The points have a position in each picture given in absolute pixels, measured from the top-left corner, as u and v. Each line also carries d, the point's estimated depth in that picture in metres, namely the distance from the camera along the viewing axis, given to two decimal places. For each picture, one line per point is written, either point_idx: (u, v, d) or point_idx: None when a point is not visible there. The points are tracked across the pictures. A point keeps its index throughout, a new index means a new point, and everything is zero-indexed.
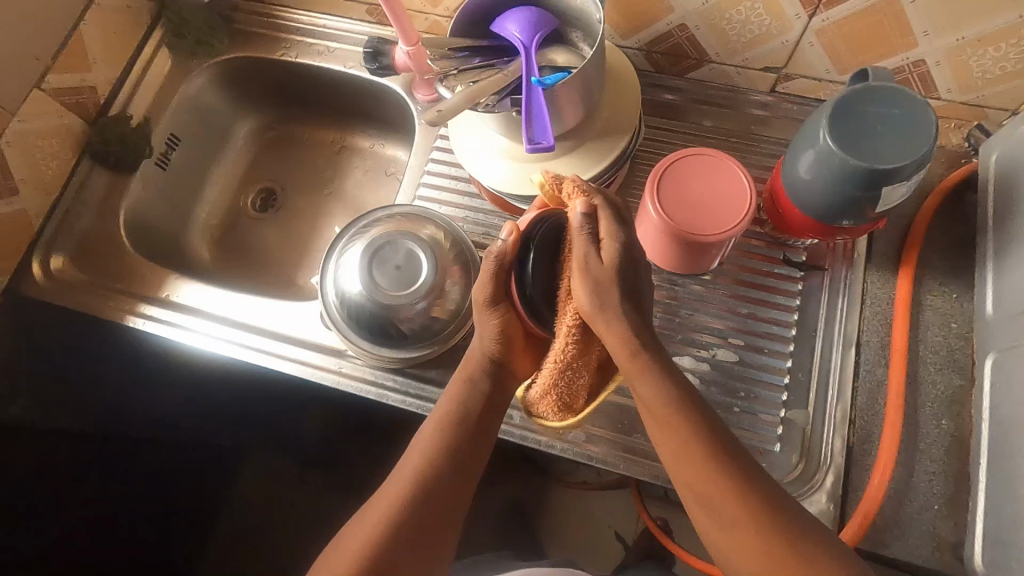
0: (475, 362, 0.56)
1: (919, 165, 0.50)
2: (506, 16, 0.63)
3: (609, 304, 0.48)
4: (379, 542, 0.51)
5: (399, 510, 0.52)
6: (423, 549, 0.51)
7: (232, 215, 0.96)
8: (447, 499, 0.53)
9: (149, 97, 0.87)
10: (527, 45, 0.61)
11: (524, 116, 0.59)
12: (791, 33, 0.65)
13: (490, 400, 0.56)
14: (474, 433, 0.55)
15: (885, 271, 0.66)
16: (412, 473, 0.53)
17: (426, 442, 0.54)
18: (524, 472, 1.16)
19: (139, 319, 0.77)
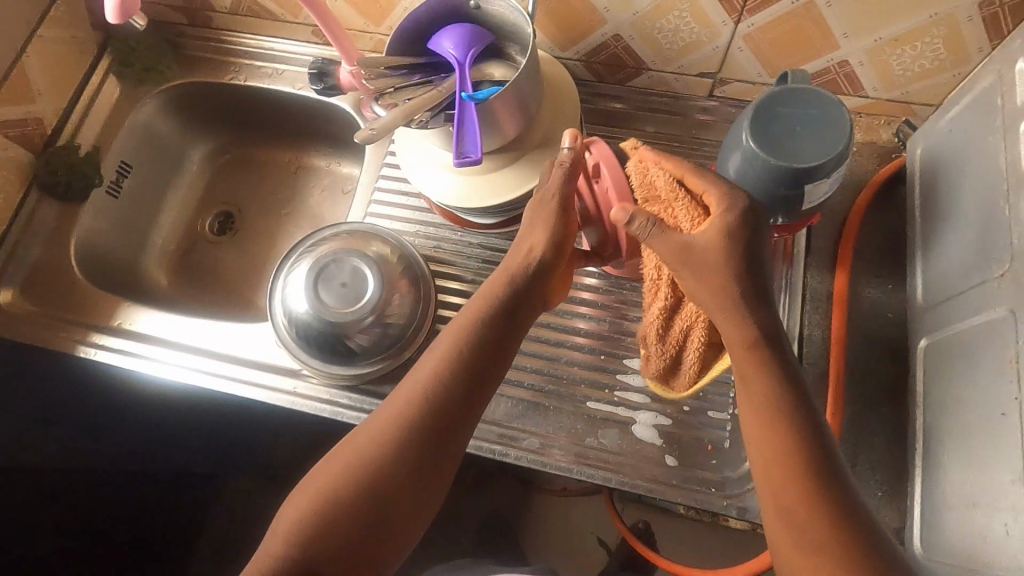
0: (502, 281, 0.55)
1: (836, 162, 0.52)
2: (441, 33, 0.64)
3: (723, 291, 0.49)
4: (380, 465, 0.49)
5: (405, 431, 0.50)
6: (422, 480, 0.50)
7: (190, 239, 0.96)
8: (454, 424, 0.51)
9: (98, 126, 0.87)
10: (461, 61, 0.62)
11: (456, 130, 0.59)
12: (720, 39, 0.67)
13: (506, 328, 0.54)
14: (493, 356, 0.53)
15: (824, 266, 0.68)
16: (413, 403, 0.51)
17: (433, 370, 0.52)
18: (502, 481, 1.16)
19: (91, 349, 0.76)
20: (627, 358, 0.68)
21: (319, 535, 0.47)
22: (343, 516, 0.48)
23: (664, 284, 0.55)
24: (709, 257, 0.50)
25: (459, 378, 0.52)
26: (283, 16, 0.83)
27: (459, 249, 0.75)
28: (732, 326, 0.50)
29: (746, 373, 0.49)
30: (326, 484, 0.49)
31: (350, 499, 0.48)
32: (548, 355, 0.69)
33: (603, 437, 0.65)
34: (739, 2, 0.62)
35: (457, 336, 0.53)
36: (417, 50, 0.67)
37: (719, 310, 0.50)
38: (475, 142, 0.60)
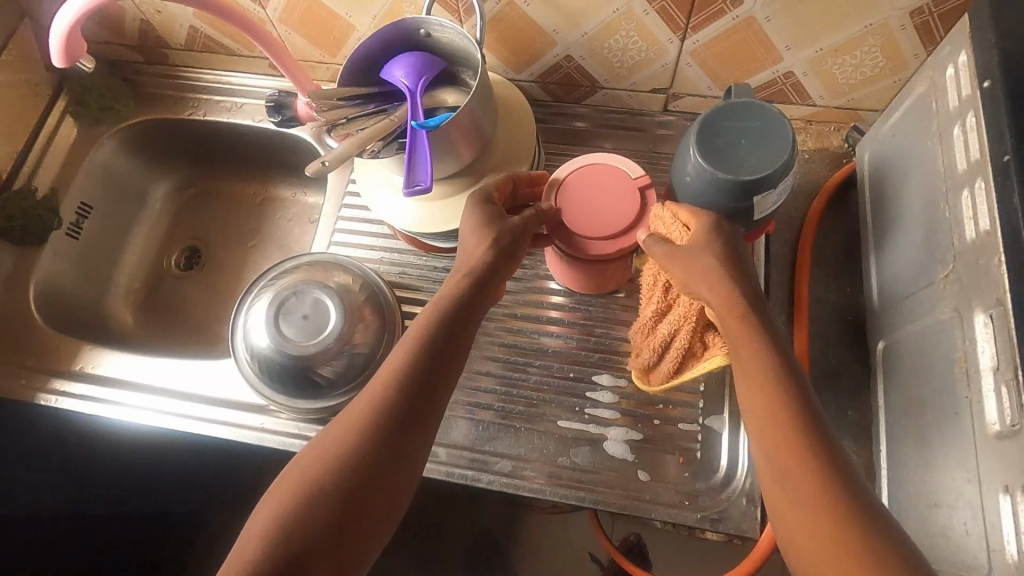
0: (451, 289, 0.55)
1: (783, 172, 0.53)
2: (393, 62, 0.65)
3: (707, 281, 0.51)
4: (349, 459, 0.49)
5: (376, 418, 0.50)
6: (394, 466, 0.50)
7: (155, 276, 0.95)
8: (415, 420, 0.51)
9: (55, 168, 0.86)
10: (413, 90, 0.62)
11: (408, 158, 0.60)
12: (668, 56, 0.68)
13: (458, 332, 0.54)
14: (456, 341, 0.54)
15: (784, 273, 0.69)
16: (365, 412, 0.51)
17: (386, 378, 0.52)
18: (490, 503, 1.15)
19: (54, 396, 0.74)
20: (597, 375, 0.68)
21: (295, 529, 0.46)
22: (318, 509, 0.47)
23: (658, 289, 0.59)
24: (691, 249, 0.53)
25: (425, 362, 0.52)
26: (239, 51, 0.83)
27: (424, 274, 0.75)
28: (717, 297, 0.51)
29: (736, 337, 0.49)
30: (298, 479, 0.49)
31: (324, 490, 0.48)
32: (517, 376, 0.68)
33: (575, 456, 0.64)
34: (683, 20, 0.63)
35: (421, 324, 0.54)
36: (370, 80, 0.68)
37: (706, 288, 0.51)
38: (426, 170, 0.61)
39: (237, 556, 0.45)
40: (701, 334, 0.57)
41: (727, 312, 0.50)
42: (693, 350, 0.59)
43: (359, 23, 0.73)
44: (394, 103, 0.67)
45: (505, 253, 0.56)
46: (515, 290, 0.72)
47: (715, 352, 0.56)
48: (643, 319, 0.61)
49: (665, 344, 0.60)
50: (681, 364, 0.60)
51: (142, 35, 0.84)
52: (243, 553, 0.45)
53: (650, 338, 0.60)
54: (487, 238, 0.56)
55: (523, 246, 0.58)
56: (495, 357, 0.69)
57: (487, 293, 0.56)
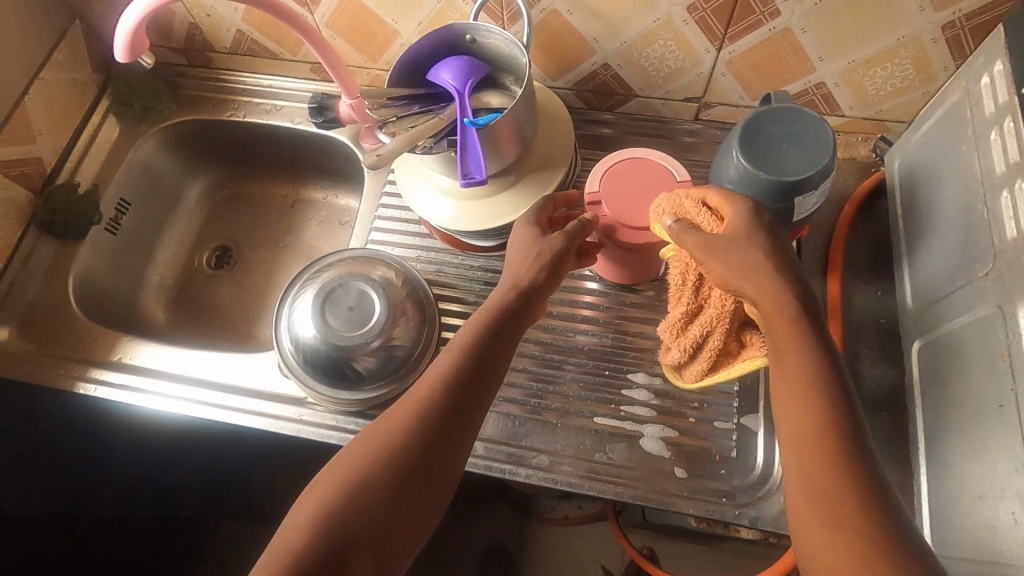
0: (499, 297, 0.56)
1: (823, 175, 0.55)
2: (440, 65, 0.67)
3: (749, 277, 0.50)
4: (397, 458, 0.50)
5: (425, 421, 0.51)
6: (436, 467, 0.50)
7: (186, 274, 0.96)
8: (462, 422, 0.52)
9: (97, 164, 0.88)
10: (461, 90, 0.65)
11: (459, 153, 0.62)
12: (703, 65, 0.71)
13: (504, 336, 0.55)
14: (504, 345, 0.55)
15: (815, 276, 0.70)
16: (414, 412, 0.51)
17: (436, 378, 0.52)
18: (503, 512, 1.15)
19: (92, 386, 0.75)
20: (631, 373, 0.69)
21: (340, 526, 0.47)
22: (360, 505, 0.48)
23: (689, 289, 0.59)
24: (729, 242, 0.51)
25: (472, 367, 0.53)
26: (281, 55, 0.86)
27: (460, 273, 0.76)
28: (763, 294, 0.50)
29: (780, 343, 0.49)
30: (344, 475, 0.49)
31: (372, 488, 0.48)
32: (552, 373, 0.69)
33: (611, 452, 0.65)
34: (721, 30, 0.66)
35: (469, 330, 0.54)
36: (416, 82, 0.70)
37: (748, 282, 0.50)
38: (478, 163, 0.63)
39: (279, 548, 0.46)
40: (735, 332, 0.58)
41: (775, 314, 0.49)
42: (727, 350, 0.59)
43: (404, 29, 0.75)
44: (439, 105, 0.69)
45: (554, 265, 0.58)
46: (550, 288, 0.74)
47: (754, 352, 0.56)
48: (675, 321, 0.61)
49: (697, 345, 0.60)
50: (716, 363, 0.60)
51: (188, 39, 0.86)
52: (287, 546, 0.46)
53: (684, 338, 0.61)
54: (536, 254, 0.58)
55: (568, 259, 0.59)
56: (530, 353, 0.70)
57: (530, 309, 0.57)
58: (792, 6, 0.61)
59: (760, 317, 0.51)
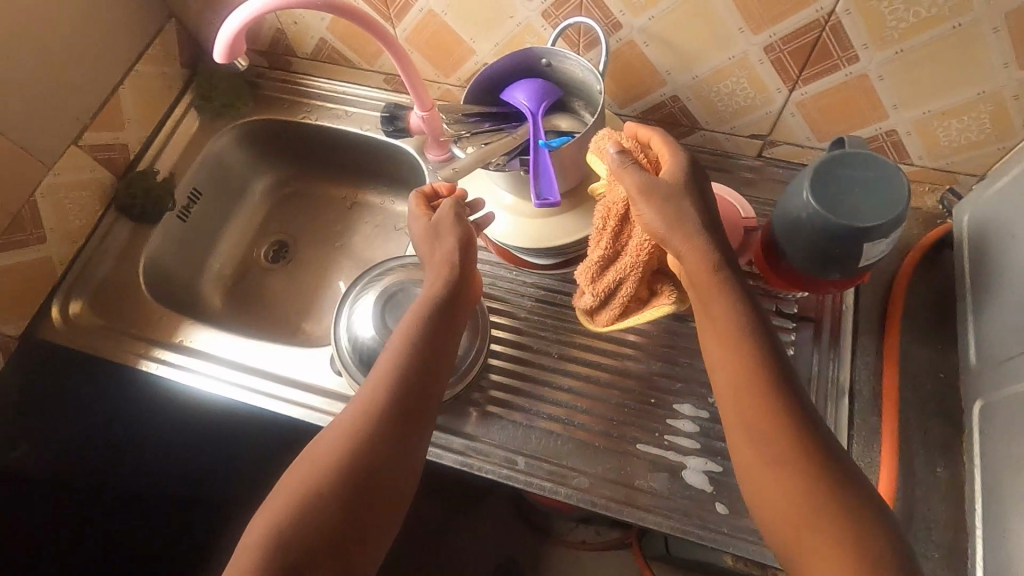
0: (430, 297, 0.60)
1: (895, 224, 0.55)
2: (514, 86, 0.69)
3: (681, 226, 0.54)
4: (349, 458, 0.53)
5: (374, 418, 0.54)
6: (398, 459, 0.54)
7: (245, 266, 1.00)
8: (411, 415, 0.56)
9: (175, 154, 0.93)
10: (534, 112, 0.67)
11: (532, 172, 0.64)
12: (774, 104, 0.71)
13: (440, 333, 0.59)
14: (443, 341, 0.59)
15: (872, 323, 0.69)
16: (363, 410, 0.55)
17: (382, 378, 0.56)
18: (521, 529, 1.15)
19: (153, 363, 0.78)
20: (677, 403, 0.69)
21: (299, 532, 0.49)
22: (323, 509, 0.50)
23: (607, 233, 0.61)
24: (667, 191, 0.55)
25: (418, 363, 0.57)
26: (357, 64, 0.90)
27: (513, 287, 0.78)
28: (693, 253, 0.53)
29: (709, 299, 0.53)
30: (299, 483, 0.52)
31: (326, 492, 0.51)
32: (598, 395, 0.70)
33: (652, 481, 0.65)
34: (795, 72, 0.66)
35: (409, 330, 0.58)
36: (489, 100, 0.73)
37: (683, 239, 0.54)
38: (549, 184, 0.64)
39: (245, 552, 0.49)
40: (649, 279, 0.61)
41: (699, 267, 0.53)
42: (639, 296, 0.62)
43: (480, 49, 0.78)
44: (510, 124, 0.71)
45: (463, 246, 0.62)
46: None
47: (665, 301, 0.60)
48: (594, 262, 0.63)
49: (609, 291, 0.62)
50: (627, 309, 0.63)
51: (272, 43, 0.91)
52: (251, 549, 0.49)
53: (597, 282, 0.62)
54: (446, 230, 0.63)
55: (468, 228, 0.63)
56: (577, 374, 0.72)
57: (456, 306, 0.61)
58: (872, 53, 0.62)
59: (685, 275, 0.55)
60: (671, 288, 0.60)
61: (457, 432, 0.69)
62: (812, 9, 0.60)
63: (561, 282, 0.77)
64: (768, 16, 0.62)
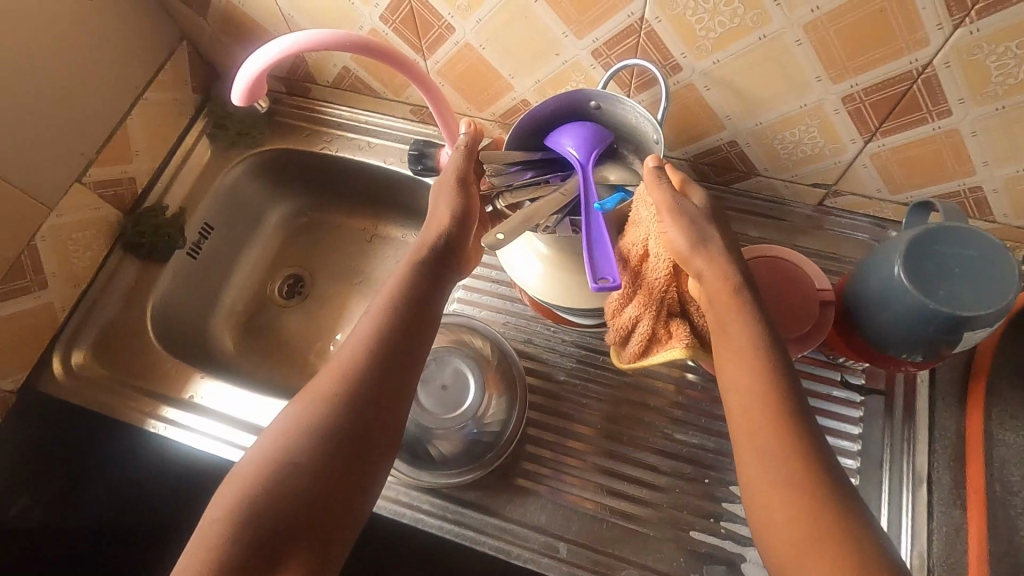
0: (420, 252, 0.57)
1: (1001, 314, 0.48)
2: (562, 130, 0.63)
3: (703, 245, 0.52)
4: (322, 428, 0.48)
5: (350, 388, 0.50)
6: (373, 432, 0.49)
7: (259, 302, 0.94)
8: (390, 383, 0.51)
9: (186, 187, 0.87)
10: (585, 164, 0.61)
11: (585, 244, 0.56)
12: (845, 154, 0.65)
13: (427, 291, 0.55)
14: (429, 299, 0.55)
15: (950, 400, 0.63)
16: (337, 376, 0.50)
17: (360, 342, 0.52)
18: None
19: (158, 423, 0.72)
20: (734, 485, 0.63)
21: (260, 511, 0.45)
22: (289, 485, 0.46)
23: (629, 260, 0.57)
24: (692, 211, 0.54)
25: (397, 332, 0.53)
26: (382, 94, 0.83)
27: (551, 345, 0.72)
28: (714, 271, 0.51)
29: (725, 314, 0.51)
30: (264, 456, 0.48)
31: (295, 466, 0.47)
32: (646, 472, 0.64)
33: (709, 574, 0.59)
34: (875, 123, 0.60)
35: (389, 295, 0.55)
36: (529, 143, 0.66)
37: (704, 258, 0.52)
38: (606, 260, 0.56)
39: (210, 523, 0.45)
40: (667, 316, 0.56)
41: (721, 287, 0.51)
42: (656, 335, 0.57)
43: (519, 85, 0.71)
44: (555, 172, 0.64)
45: (462, 208, 0.60)
46: (648, 376, 0.69)
47: (678, 343, 0.55)
48: (613, 295, 0.58)
49: (628, 325, 0.58)
50: (646, 347, 0.58)
51: (291, 68, 0.85)
52: (216, 521, 0.45)
53: (617, 316, 0.58)
54: (447, 182, 0.61)
55: (470, 185, 0.61)
56: (623, 448, 0.66)
57: (450, 261, 0.59)
58: (967, 109, 0.55)
59: (704, 299, 0.53)
60: (685, 330, 0.55)
61: (493, 513, 0.63)
62: (905, 60, 0.53)
63: (604, 340, 0.71)
64: (852, 66, 0.55)
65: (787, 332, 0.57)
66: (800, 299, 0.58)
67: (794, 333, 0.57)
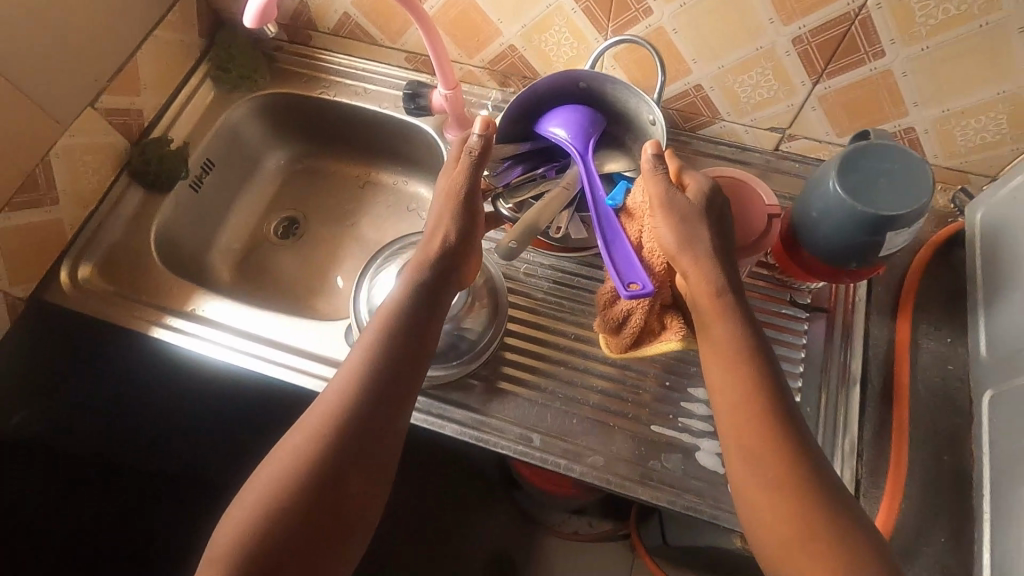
0: (419, 271, 0.63)
1: (917, 215, 0.56)
2: (557, 119, 0.73)
3: (695, 245, 0.59)
4: (335, 427, 0.54)
5: (360, 389, 0.56)
6: (366, 451, 0.54)
7: (256, 239, 0.99)
8: (395, 385, 0.57)
9: (190, 124, 0.91)
10: (576, 146, 0.71)
11: (602, 244, 0.64)
12: (796, 97, 0.72)
13: (427, 305, 0.61)
14: (430, 310, 0.61)
15: (885, 315, 0.71)
16: (348, 379, 0.56)
17: (367, 348, 0.58)
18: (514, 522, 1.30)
19: (161, 330, 0.77)
20: (693, 387, 0.70)
21: (285, 504, 0.51)
22: (308, 479, 0.52)
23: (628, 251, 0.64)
24: (689, 214, 0.60)
25: (388, 361, 0.57)
26: (380, 41, 0.90)
27: (530, 268, 0.78)
28: (699, 273, 0.58)
29: (709, 315, 0.58)
30: (286, 457, 0.53)
31: (313, 462, 0.52)
32: (613, 376, 0.71)
33: (667, 461, 0.66)
34: (822, 65, 0.68)
35: (381, 325, 0.59)
36: (521, 131, 0.76)
37: (692, 260, 0.59)
38: (626, 261, 0.63)
39: (243, 514, 0.51)
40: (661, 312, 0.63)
41: (702, 288, 0.58)
42: (650, 327, 0.64)
43: (506, 30, 0.78)
44: (547, 165, 0.76)
45: (466, 227, 0.64)
46: None
47: (671, 336, 0.62)
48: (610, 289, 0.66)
49: (622, 318, 0.64)
50: (639, 338, 0.65)
51: (294, 15, 0.90)
52: (248, 513, 0.51)
53: (611, 308, 0.65)
54: (452, 199, 0.64)
55: (473, 202, 0.65)
56: (593, 356, 0.72)
57: (449, 281, 0.64)
58: (898, 49, 0.63)
59: (691, 297, 0.60)
60: (679, 323, 0.62)
61: (474, 409, 0.69)
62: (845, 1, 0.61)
63: (580, 265, 0.78)
64: (799, 8, 0.63)
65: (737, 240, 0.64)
66: (746, 214, 0.65)
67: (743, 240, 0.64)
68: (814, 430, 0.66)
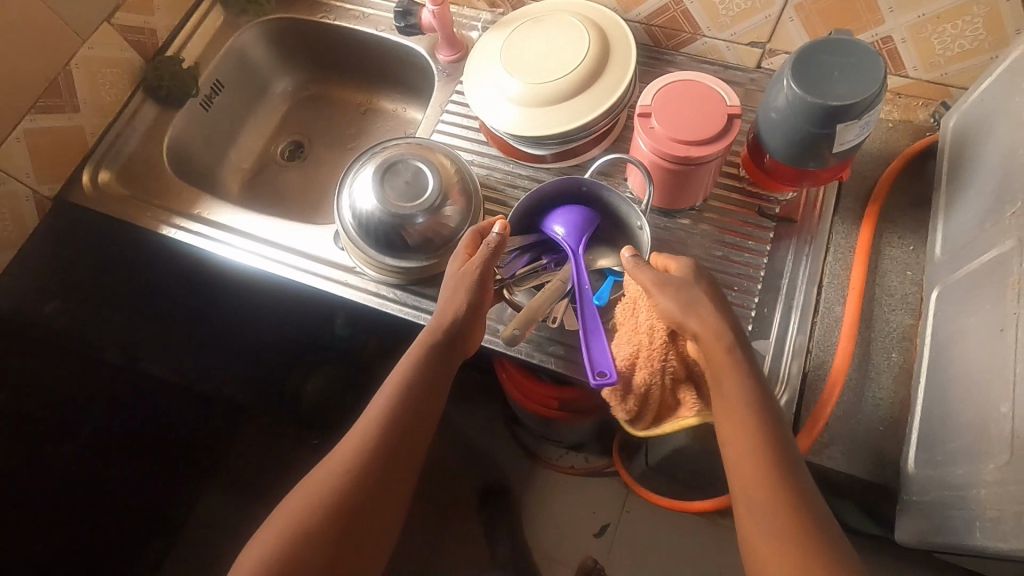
0: (434, 333, 0.62)
1: (868, 105, 0.57)
2: (556, 214, 0.71)
3: (694, 304, 0.57)
4: (352, 477, 0.56)
5: (376, 445, 0.57)
6: (375, 503, 0.56)
7: (263, 160, 1.06)
8: (404, 438, 0.58)
9: (201, 46, 0.97)
10: (574, 248, 0.68)
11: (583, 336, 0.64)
12: (773, 7, 0.73)
13: (443, 362, 0.62)
14: (446, 368, 0.62)
15: (849, 223, 0.73)
16: (361, 438, 0.58)
17: (382, 405, 0.59)
18: (509, 455, 1.32)
19: (172, 229, 0.84)
20: None
21: (295, 550, 0.53)
22: (323, 530, 0.54)
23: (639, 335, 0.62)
24: (682, 285, 0.58)
25: (403, 418, 0.59)
26: None
27: (508, 178, 0.82)
28: (706, 329, 0.56)
29: (720, 367, 0.55)
30: (300, 501, 0.55)
31: (321, 508, 0.55)
32: None
33: None
34: None
35: (391, 391, 0.60)
36: (523, 225, 0.73)
37: (695, 320, 0.57)
38: (603, 355, 0.64)
39: (259, 549, 0.53)
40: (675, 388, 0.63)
41: (715, 342, 0.56)
42: (667, 404, 0.64)
43: None
44: (550, 255, 0.73)
45: (474, 301, 0.63)
46: None
47: (689, 411, 0.62)
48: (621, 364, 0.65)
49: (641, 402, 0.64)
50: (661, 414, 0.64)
51: None
52: (262, 553, 0.53)
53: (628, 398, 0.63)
54: (468, 276, 0.64)
55: (489, 281, 0.64)
56: None
57: (465, 341, 0.64)
58: None
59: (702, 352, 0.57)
60: (694, 398, 0.62)
61: None
62: None
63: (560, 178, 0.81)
64: None
65: (691, 138, 0.63)
66: (705, 113, 0.64)
67: (697, 139, 0.63)
68: (767, 328, 0.68)
